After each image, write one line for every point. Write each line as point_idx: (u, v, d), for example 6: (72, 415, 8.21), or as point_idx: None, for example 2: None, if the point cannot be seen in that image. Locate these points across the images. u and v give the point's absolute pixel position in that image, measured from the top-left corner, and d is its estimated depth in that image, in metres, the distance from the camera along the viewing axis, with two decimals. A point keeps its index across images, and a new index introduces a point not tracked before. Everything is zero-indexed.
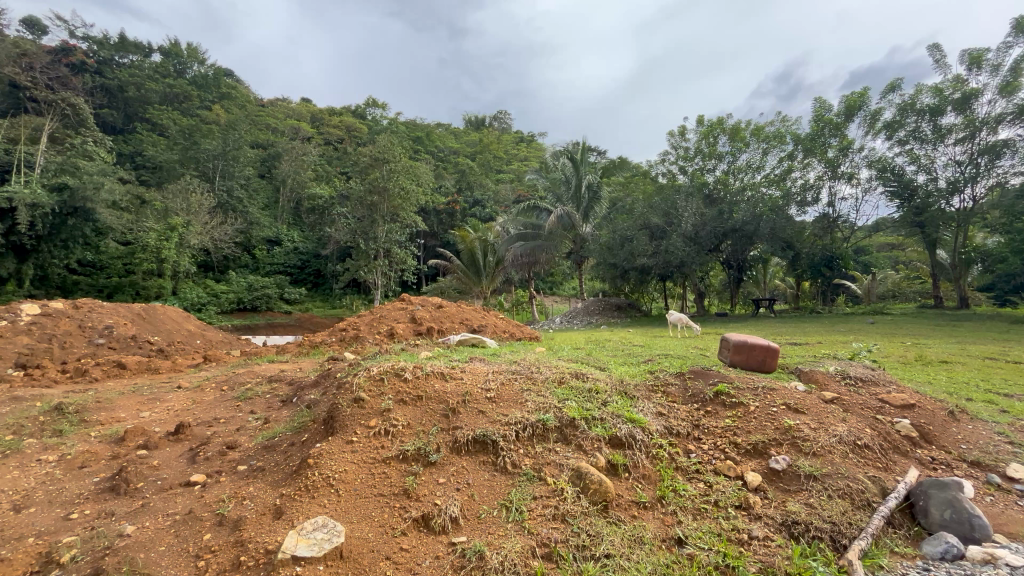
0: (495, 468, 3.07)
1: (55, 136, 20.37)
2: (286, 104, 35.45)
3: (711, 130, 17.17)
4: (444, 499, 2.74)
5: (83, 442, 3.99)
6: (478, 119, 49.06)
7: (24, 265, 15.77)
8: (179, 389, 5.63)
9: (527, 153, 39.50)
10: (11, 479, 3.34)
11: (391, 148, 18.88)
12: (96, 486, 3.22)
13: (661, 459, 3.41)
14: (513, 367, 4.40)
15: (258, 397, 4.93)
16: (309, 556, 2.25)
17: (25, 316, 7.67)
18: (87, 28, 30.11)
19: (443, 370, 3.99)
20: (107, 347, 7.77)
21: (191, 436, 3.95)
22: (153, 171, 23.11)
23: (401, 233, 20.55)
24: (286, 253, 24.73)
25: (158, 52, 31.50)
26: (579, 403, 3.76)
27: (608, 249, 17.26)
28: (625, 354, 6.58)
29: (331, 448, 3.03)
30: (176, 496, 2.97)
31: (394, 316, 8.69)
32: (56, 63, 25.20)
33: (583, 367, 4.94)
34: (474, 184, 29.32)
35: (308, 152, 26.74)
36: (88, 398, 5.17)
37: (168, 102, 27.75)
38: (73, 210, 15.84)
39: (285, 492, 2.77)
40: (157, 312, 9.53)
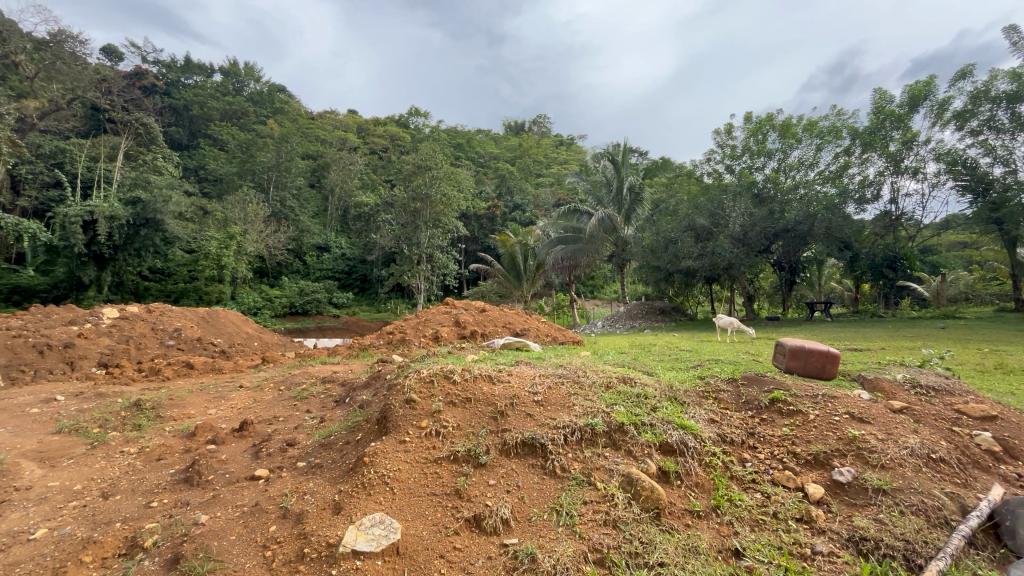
0: (544, 471, 3.08)
1: (129, 153, 22.14)
2: (334, 116, 36.90)
3: (759, 127, 16.53)
4: (495, 501, 2.77)
5: (158, 436, 4.30)
6: (517, 125, 49.37)
7: (103, 272, 17.26)
8: (241, 388, 5.96)
9: (567, 156, 39.29)
10: (99, 469, 3.66)
11: (434, 155, 19.32)
12: (172, 477, 3.46)
13: (715, 468, 3.31)
14: (560, 371, 4.38)
15: (313, 398, 5.15)
16: (368, 551, 2.35)
17: (106, 319, 8.32)
18: (157, 53, 32.60)
19: (490, 373, 4.03)
20: (176, 348, 8.33)
21: (254, 433, 4.17)
22: (214, 184, 24.68)
23: (443, 238, 20.94)
24: (334, 259, 25.69)
25: (218, 72, 33.63)
26: (627, 408, 3.70)
27: (651, 251, 16.92)
28: (673, 359, 6.41)
29: (384, 447, 3.12)
30: (243, 488, 3.15)
31: (439, 320, 8.86)
32: (131, 87, 27.41)
33: (630, 371, 4.86)
34: (514, 189, 29.53)
35: (355, 162, 27.75)
36: (162, 395, 5.56)
37: (228, 118, 29.56)
38: (145, 222, 17.20)
39: (343, 488, 2.87)
40: (219, 316, 10.15)
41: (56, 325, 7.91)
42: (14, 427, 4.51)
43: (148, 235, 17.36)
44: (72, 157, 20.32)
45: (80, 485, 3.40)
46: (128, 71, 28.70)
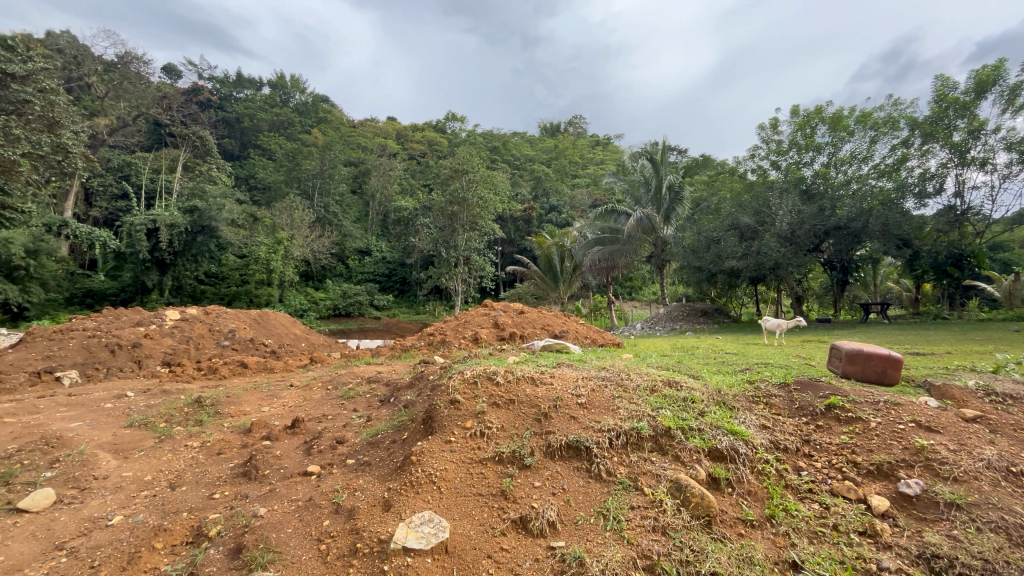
0: (589, 474, 3.05)
1: (187, 165, 23.53)
2: (375, 123, 37.95)
3: (807, 121, 15.81)
4: (541, 503, 2.77)
5: (218, 431, 4.53)
6: (553, 126, 49.32)
7: (165, 276, 18.49)
8: (292, 387, 6.21)
9: (604, 155, 38.88)
10: (166, 461, 3.90)
11: (471, 159, 19.56)
12: (232, 471, 3.64)
13: (769, 476, 3.18)
14: (602, 373, 4.32)
15: (359, 397, 5.30)
16: (419, 548, 2.40)
17: (168, 321, 8.83)
18: (211, 70, 34.53)
19: (533, 375, 4.03)
20: (231, 348, 8.78)
21: (305, 430, 4.33)
22: (263, 192, 25.86)
23: (480, 241, 21.12)
24: (375, 263, 26.39)
25: (267, 85, 35.22)
26: (674, 412, 3.60)
27: (692, 251, 16.50)
28: (719, 362, 6.21)
29: (431, 447, 3.17)
30: (297, 484, 3.28)
31: (478, 322, 8.94)
32: (188, 102, 29.15)
33: (675, 375, 4.75)
34: (550, 190, 29.46)
35: (394, 167, 28.44)
36: (220, 392, 5.87)
37: (275, 129, 30.92)
38: (201, 229, 18.32)
39: (392, 486, 2.93)
40: (269, 318, 10.61)
41: (125, 325, 8.46)
42: (91, 420, 4.87)
43: (204, 242, 18.46)
44: (137, 170, 21.83)
45: (150, 475, 3.64)
46: (186, 88, 30.53)
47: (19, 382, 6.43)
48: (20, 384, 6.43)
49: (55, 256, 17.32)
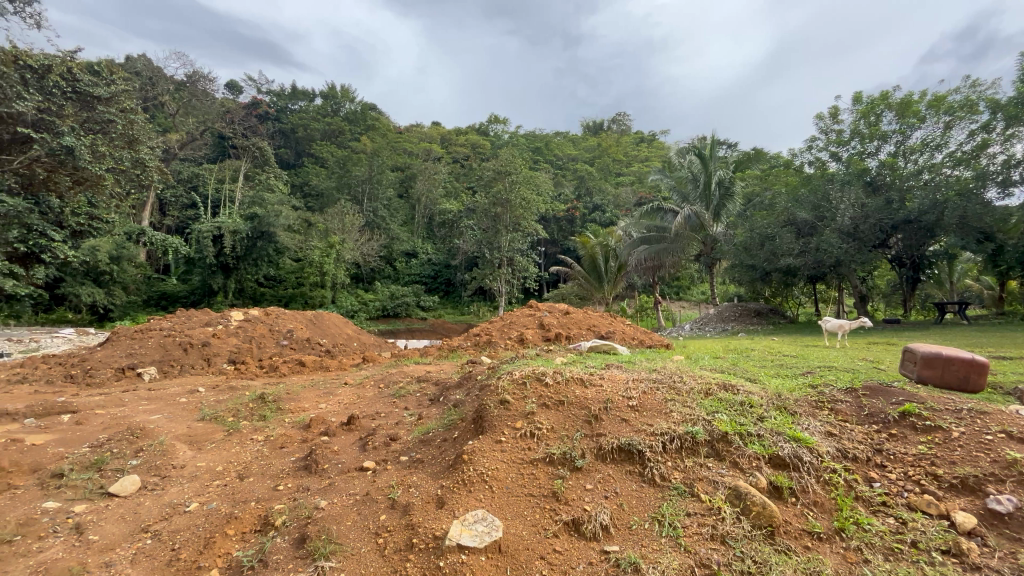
0: (642, 479, 2.98)
1: (248, 174, 24.99)
2: (420, 129, 38.86)
3: (871, 108, 14.80)
4: (593, 506, 2.73)
5: (281, 426, 4.78)
6: (596, 125, 48.74)
7: (228, 279, 19.93)
8: (346, 385, 6.46)
9: (649, 152, 38.00)
10: (234, 453, 4.16)
11: (513, 160, 19.65)
12: (294, 464, 3.82)
13: (837, 487, 3.00)
14: (653, 376, 4.20)
15: (410, 395, 5.45)
16: (473, 546, 2.44)
17: (233, 321, 9.39)
18: (269, 84, 36.48)
19: (582, 377, 3.97)
20: (289, 347, 9.26)
21: (360, 426, 4.49)
22: (316, 198, 27.02)
23: (523, 241, 21.16)
24: (421, 265, 26.99)
25: (319, 96, 36.80)
26: (731, 417, 3.46)
27: (745, 249, 15.82)
28: (777, 365, 5.91)
29: (482, 446, 3.19)
30: (354, 478, 3.40)
31: (523, 323, 8.96)
32: (249, 116, 30.98)
33: (731, 377, 4.54)
34: (594, 189, 29.08)
35: (439, 171, 29.02)
36: (282, 389, 6.19)
37: (327, 137, 32.24)
38: (261, 234, 19.75)
39: (445, 483, 2.98)
40: (324, 318, 11.08)
41: (195, 325, 9.06)
42: (168, 413, 5.26)
43: (263, 246, 19.83)
44: (204, 180, 23.43)
45: (222, 466, 3.90)
46: (247, 102, 32.46)
47: (106, 377, 7.06)
48: (108, 379, 7.05)
49: (134, 262, 18.89)
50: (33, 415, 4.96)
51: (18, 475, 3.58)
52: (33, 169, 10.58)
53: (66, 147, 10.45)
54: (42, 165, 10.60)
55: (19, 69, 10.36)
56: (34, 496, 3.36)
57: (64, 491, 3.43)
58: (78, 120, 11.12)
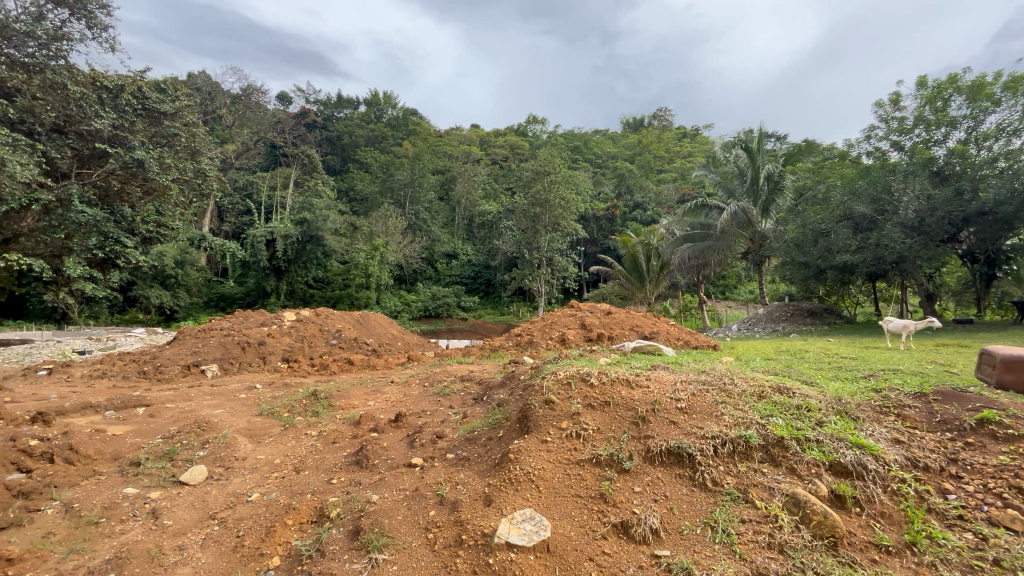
0: (693, 483, 2.90)
1: (297, 181, 26.12)
2: (459, 132, 39.43)
3: (938, 92, 13.78)
4: (643, 509, 2.69)
5: (333, 422, 4.97)
6: (637, 122, 47.85)
7: (281, 281, 20.95)
8: (392, 383, 6.64)
9: (692, 148, 36.92)
10: (291, 446, 4.37)
11: (552, 160, 19.62)
12: (346, 459, 3.96)
13: (907, 498, 2.81)
14: (702, 377, 4.07)
15: (454, 394, 5.54)
16: (521, 544, 2.46)
17: (286, 321, 9.84)
18: (316, 94, 37.99)
19: (629, 378, 3.90)
20: (338, 347, 9.63)
21: (407, 424, 4.60)
22: (361, 203, 27.90)
23: (563, 241, 21.04)
24: (462, 266, 27.36)
25: (363, 103, 37.99)
26: (787, 421, 3.31)
27: (797, 245, 15.10)
28: (834, 367, 5.61)
29: (528, 446, 3.19)
30: (403, 474, 3.49)
31: (564, 323, 8.93)
32: (298, 125, 32.39)
33: (786, 380, 4.34)
34: (634, 187, 28.57)
35: (478, 173, 29.33)
36: (333, 387, 6.43)
37: (371, 143, 33.25)
38: (310, 238, 20.66)
39: (492, 481, 3.01)
40: (370, 318, 11.43)
41: (252, 325, 9.55)
42: (230, 407, 5.58)
43: (312, 249, 20.73)
44: (258, 188, 24.73)
45: (279, 459, 4.10)
46: (296, 112, 33.95)
47: (174, 374, 7.57)
48: (176, 375, 7.56)
49: (196, 266, 20.15)
50: (113, 407, 5.39)
51: (102, 462, 3.90)
52: (109, 180, 11.51)
53: (137, 160, 11.29)
54: (117, 177, 11.60)
55: (97, 89, 11.29)
56: (115, 482, 3.65)
57: (141, 478, 3.71)
58: (147, 135, 12.00)
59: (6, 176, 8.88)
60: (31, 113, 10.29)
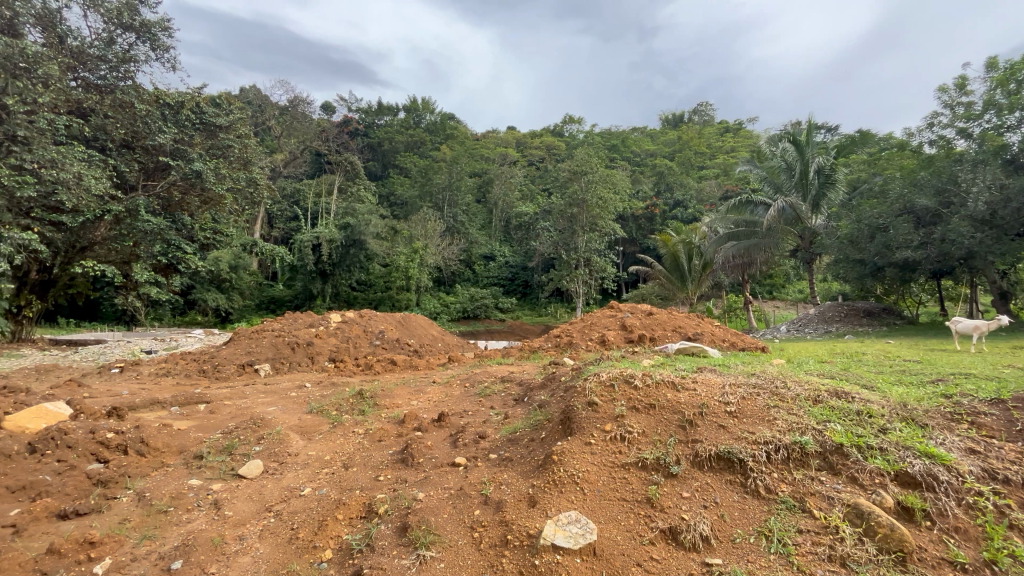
0: (744, 490, 2.80)
1: (341, 187, 27.05)
2: (496, 134, 39.68)
3: (1011, 74, 12.72)
4: (692, 516, 2.62)
5: (379, 420, 5.11)
6: (676, 118, 46.66)
7: (326, 284, 21.76)
8: (434, 384, 6.75)
9: (736, 142, 35.59)
10: (340, 444, 4.52)
11: (589, 160, 19.43)
12: (392, 456, 4.06)
13: (985, 513, 2.60)
14: (753, 380, 3.91)
15: (495, 395, 5.57)
16: (567, 547, 2.45)
17: (333, 322, 10.19)
18: (358, 102, 39.21)
19: (674, 380, 3.79)
20: (382, 347, 9.91)
21: (450, 423, 4.67)
22: (401, 207, 28.56)
23: (601, 241, 20.80)
24: (499, 267, 27.53)
25: (402, 109, 38.90)
26: (846, 427, 3.14)
27: (851, 241, 14.30)
28: (896, 370, 5.27)
29: (571, 447, 3.16)
30: (447, 473, 3.53)
31: (605, 324, 8.81)
32: (341, 133, 33.54)
33: (844, 384, 4.10)
34: (674, 185, 27.85)
35: (515, 175, 29.40)
36: (377, 386, 6.62)
37: (410, 148, 34.01)
38: (353, 242, 21.33)
39: (536, 483, 3.00)
40: (411, 319, 11.66)
41: (302, 326, 9.94)
42: (282, 405, 5.84)
43: (356, 253, 21.39)
44: (305, 195, 25.78)
45: (329, 455, 4.26)
46: (339, 120, 35.15)
47: (231, 373, 7.99)
48: (232, 374, 7.98)
49: (248, 270, 21.21)
50: (177, 403, 5.76)
51: (169, 455, 4.17)
52: (172, 191, 12.32)
53: (196, 172, 12.01)
54: (178, 188, 12.35)
55: (160, 107, 11.99)
56: (181, 473, 3.90)
57: (204, 471, 3.94)
58: (205, 147, 12.73)
59: (83, 190, 9.80)
60: (103, 131, 11.19)
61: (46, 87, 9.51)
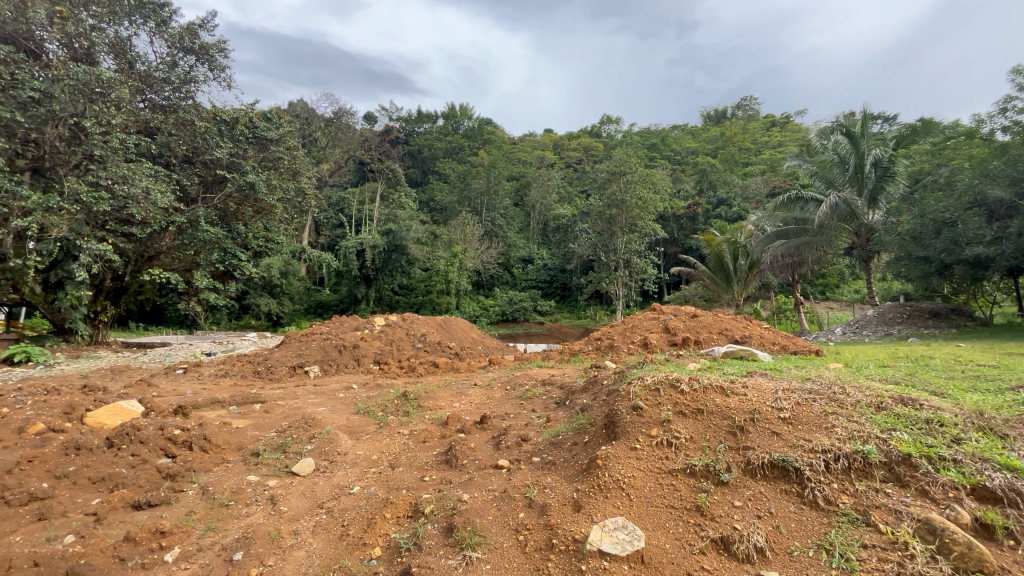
0: (802, 500, 2.67)
1: (383, 194, 27.85)
2: (533, 138, 39.74)
3: None
4: (745, 526, 2.53)
5: (422, 422, 5.22)
6: (719, 113, 45.21)
7: (370, 289, 22.42)
8: (475, 386, 6.81)
9: (784, 136, 34.09)
10: (387, 444, 4.64)
11: (628, 160, 19.15)
12: (436, 457, 4.12)
13: None
14: (808, 386, 3.72)
15: (536, 397, 5.56)
16: (614, 553, 2.42)
17: (377, 325, 10.47)
18: (399, 111, 40.28)
19: (723, 384, 3.65)
20: (424, 350, 10.11)
21: (492, 426, 4.70)
22: (440, 212, 29.07)
23: (641, 242, 20.42)
24: (538, 270, 27.51)
25: (440, 116, 39.65)
26: (914, 436, 2.94)
27: (914, 238, 13.38)
28: (969, 376, 4.90)
29: (616, 452, 3.12)
30: (490, 475, 3.56)
31: (647, 326, 8.63)
32: (383, 142, 34.56)
33: (910, 390, 3.83)
34: (717, 182, 26.99)
35: (552, 177, 29.35)
36: (420, 388, 6.75)
37: (449, 154, 34.62)
38: (395, 248, 21.85)
39: (580, 487, 2.97)
40: (452, 323, 11.83)
41: (348, 329, 10.28)
42: (331, 406, 6.06)
43: (397, 258, 21.92)
44: (350, 202, 26.73)
45: (376, 455, 4.38)
46: (381, 130, 36.22)
47: (283, 374, 8.37)
48: (284, 375, 8.36)
49: (297, 276, 22.16)
50: (235, 403, 6.08)
51: (229, 451, 4.42)
52: (228, 203, 13.06)
53: (249, 183, 12.69)
54: (234, 199, 13.08)
55: (217, 123, 12.75)
56: (240, 469, 4.12)
57: (261, 467, 4.15)
58: (258, 160, 13.42)
59: (150, 204, 10.45)
60: (168, 148, 12.02)
61: (119, 110, 10.32)
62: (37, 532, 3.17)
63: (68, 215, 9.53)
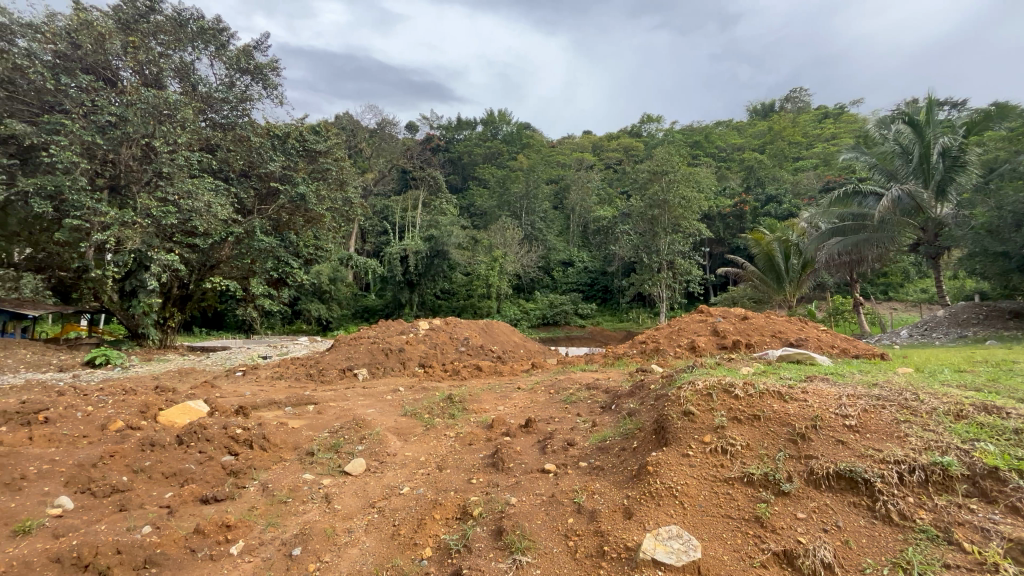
0: (873, 514, 2.50)
1: (425, 201, 28.46)
2: (572, 140, 39.55)
3: None
4: (810, 540, 2.39)
5: (467, 425, 5.27)
6: (766, 108, 43.41)
7: (413, 293, 22.94)
8: (519, 390, 6.82)
9: (839, 128, 32.30)
10: (433, 446, 4.71)
11: (670, 159, 18.69)
12: (483, 460, 4.14)
13: None
14: (875, 391, 3.47)
15: (581, 401, 5.50)
16: (669, 563, 2.34)
17: (421, 329, 10.68)
18: (439, 120, 41.11)
19: (780, 390, 3.47)
20: (467, 353, 10.23)
21: (537, 429, 4.68)
22: (480, 217, 29.39)
23: (685, 243, 19.85)
24: (578, 273, 27.27)
25: (479, 122, 40.17)
26: (1001, 448, 2.70)
27: (990, 232, 12.33)
28: None
29: (667, 458, 3.02)
30: (538, 479, 3.54)
31: (694, 329, 8.36)
32: (425, 150, 35.35)
33: (995, 398, 3.51)
34: (766, 179, 25.89)
35: (592, 179, 29.09)
36: (464, 392, 6.82)
37: (489, 160, 34.96)
38: (436, 253, 22.26)
39: (630, 493, 2.91)
40: (494, 327, 11.91)
41: (393, 333, 10.54)
42: (379, 408, 6.21)
43: (439, 263, 22.31)
44: (393, 210, 27.48)
45: (424, 457, 4.46)
46: (422, 139, 37.09)
47: (334, 376, 8.69)
48: (334, 377, 8.67)
49: (344, 282, 22.97)
50: (290, 404, 6.36)
51: (286, 450, 4.62)
52: (281, 213, 13.73)
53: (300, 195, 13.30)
54: (286, 210, 13.74)
55: (271, 138, 13.44)
56: (297, 468, 4.29)
57: (316, 466, 4.31)
58: (308, 171, 14.05)
59: (211, 216, 11.15)
60: (227, 163, 12.79)
61: (184, 129, 11.08)
62: (118, 522, 3.42)
63: (141, 228, 10.32)
